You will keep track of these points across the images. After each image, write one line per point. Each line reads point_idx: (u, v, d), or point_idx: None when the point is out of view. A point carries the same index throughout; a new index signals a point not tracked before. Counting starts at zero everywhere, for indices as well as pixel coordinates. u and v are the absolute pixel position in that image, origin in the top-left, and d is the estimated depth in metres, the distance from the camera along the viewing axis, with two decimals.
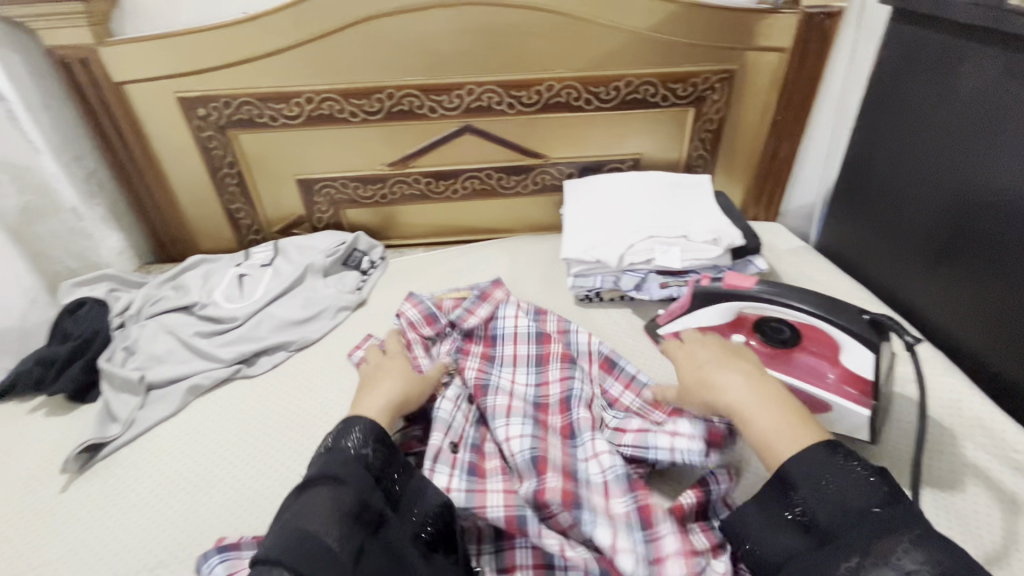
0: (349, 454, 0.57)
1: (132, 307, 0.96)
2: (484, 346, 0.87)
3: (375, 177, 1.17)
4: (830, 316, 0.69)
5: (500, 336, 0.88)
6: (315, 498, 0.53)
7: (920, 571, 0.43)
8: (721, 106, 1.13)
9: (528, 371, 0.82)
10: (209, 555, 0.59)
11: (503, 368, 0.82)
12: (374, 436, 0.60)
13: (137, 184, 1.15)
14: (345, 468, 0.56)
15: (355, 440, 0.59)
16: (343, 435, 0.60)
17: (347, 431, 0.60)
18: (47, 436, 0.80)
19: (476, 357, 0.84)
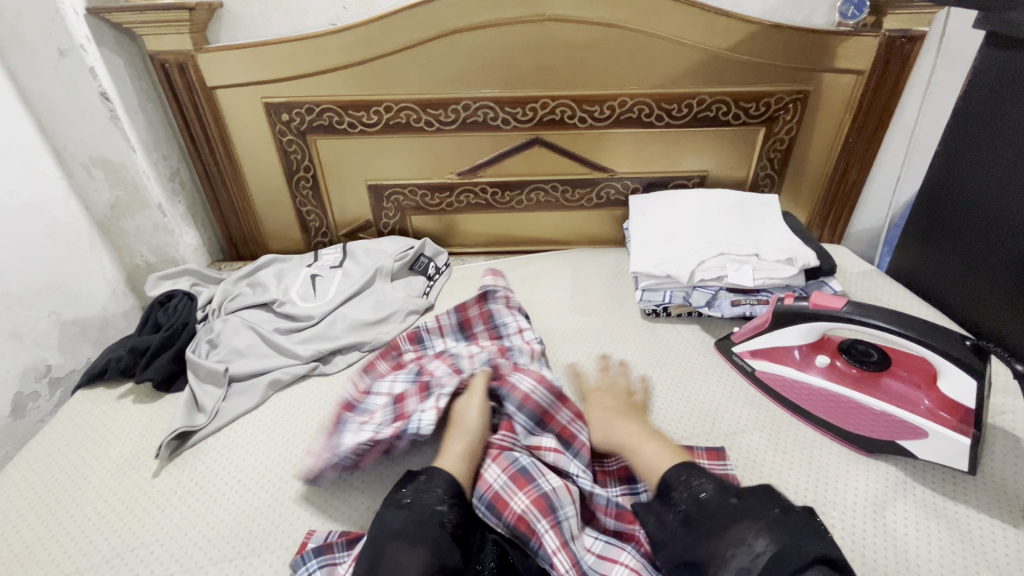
0: (430, 513, 0.59)
1: (213, 303, 1.00)
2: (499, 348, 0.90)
3: (443, 185, 1.20)
4: (929, 340, 0.67)
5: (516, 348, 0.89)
6: (399, 553, 0.55)
7: (766, 550, 0.51)
8: (792, 126, 1.12)
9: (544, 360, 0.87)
10: (307, 557, 0.61)
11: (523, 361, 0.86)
12: (450, 491, 0.63)
13: (216, 183, 1.20)
14: (423, 526, 0.58)
15: (436, 496, 0.62)
16: (428, 489, 0.63)
17: (429, 483, 0.63)
18: (138, 421, 0.83)
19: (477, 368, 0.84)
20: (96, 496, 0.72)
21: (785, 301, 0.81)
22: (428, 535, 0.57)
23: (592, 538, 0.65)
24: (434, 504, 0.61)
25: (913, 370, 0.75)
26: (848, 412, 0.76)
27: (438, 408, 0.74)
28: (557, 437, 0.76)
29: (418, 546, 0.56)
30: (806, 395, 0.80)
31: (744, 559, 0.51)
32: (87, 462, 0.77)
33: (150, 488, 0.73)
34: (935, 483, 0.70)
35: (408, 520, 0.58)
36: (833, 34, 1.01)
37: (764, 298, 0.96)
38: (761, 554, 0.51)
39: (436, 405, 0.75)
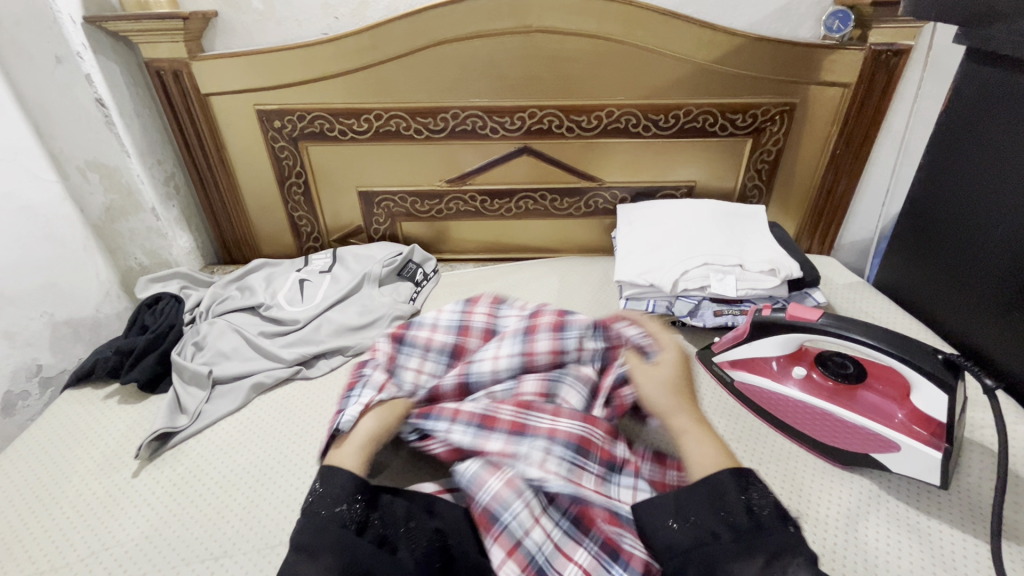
0: (332, 515, 0.58)
1: (201, 306, 1.01)
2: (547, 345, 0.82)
3: (434, 192, 1.21)
4: (900, 353, 0.66)
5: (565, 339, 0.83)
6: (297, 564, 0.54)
7: None
8: (779, 137, 1.13)
9: (513, 341, 0.84)
10: None
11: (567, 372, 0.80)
12: (354, 488, 0.61)
13: (210, 188, 1.22)
14: (321, 531, 0.56)
15: (338, 495, 0.60)
16: (328, 490, 0.60)
17: (331, 484, 0.61)
18: (123, 422, 0.84)
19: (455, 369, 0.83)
20: (76, 495, 0.73)
21: (763, 312, 0.81)
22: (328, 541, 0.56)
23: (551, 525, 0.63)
24: (338, 504, 0.59)
25: (888, 383, 0.75)
26: (823, 424, 0.75)
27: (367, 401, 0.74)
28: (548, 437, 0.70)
29: (321, 556, 0.54)
30: (782, 406, 0.79)
31: None
32: (69, 462, 0.78)
33: (129, 488, 0.74)
34: (908, 497, 0.70)
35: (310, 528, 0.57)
36: (818, 48, 1.02)
37: (746, 308, 0.97)
38: None
39: (363, 401, 0.74)
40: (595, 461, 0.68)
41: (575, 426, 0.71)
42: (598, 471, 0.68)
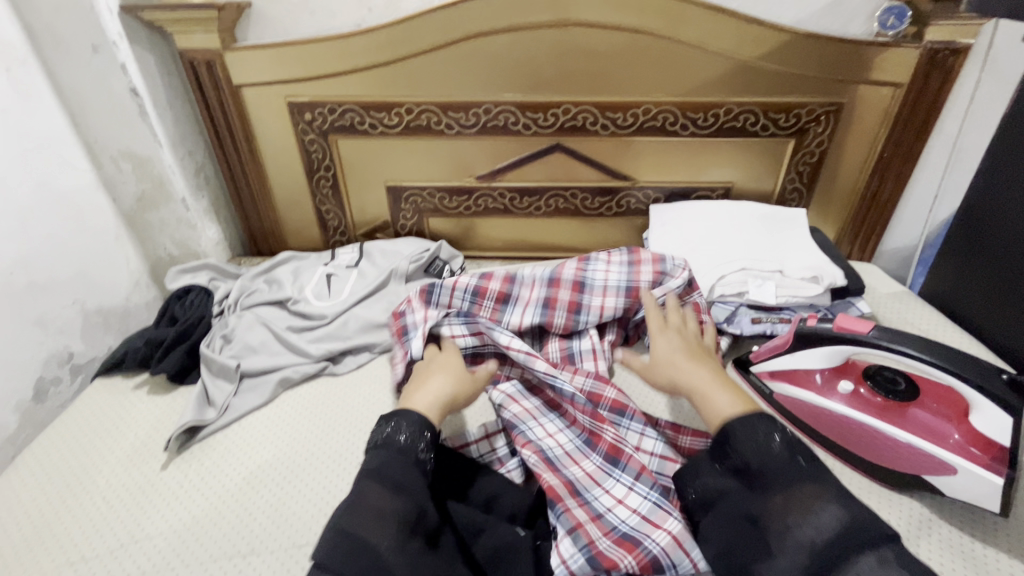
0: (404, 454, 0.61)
1: (230, 297, 1.00)
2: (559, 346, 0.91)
3: (462, 189, 1.19)
4: (961, 371, 0.62)
5: (578, 354, 0.89)
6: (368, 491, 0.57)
7: (835, 521, 0.52)
8: (824, 138, 1.08)
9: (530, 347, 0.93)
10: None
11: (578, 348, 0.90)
12: (422, 423, 0.64)
13: (239, 179, 1.21)
14: (397, 465, 0.60)
15: (407, 432, 0.63)
16: (404, 425, 0.63)
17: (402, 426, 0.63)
18: (151, 414, 0.84)
19: (492, 294, 0.92)
20: (106, 488, 0.73)
21: (807, 322, 0.78)
22: (400, 474, 0.59)
23: (614, 522, 0.66)
24: (404, 441, 0.62)
25: (944, 402, 0.71)
26: (871, 444, 0.72)
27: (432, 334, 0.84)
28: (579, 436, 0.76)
29: (393, 488, 0.58)
30: (826, 423, 0.76)
31: (811, 530, 0.53)
32: (99, 453, 0.78)
33: (158, 481, 0.74)
34: (963, 523, 0.66)
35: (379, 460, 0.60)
36: (870, 46, 0.97)
37: (787, 317, 0.93)
38: (827, 525, 0.52)
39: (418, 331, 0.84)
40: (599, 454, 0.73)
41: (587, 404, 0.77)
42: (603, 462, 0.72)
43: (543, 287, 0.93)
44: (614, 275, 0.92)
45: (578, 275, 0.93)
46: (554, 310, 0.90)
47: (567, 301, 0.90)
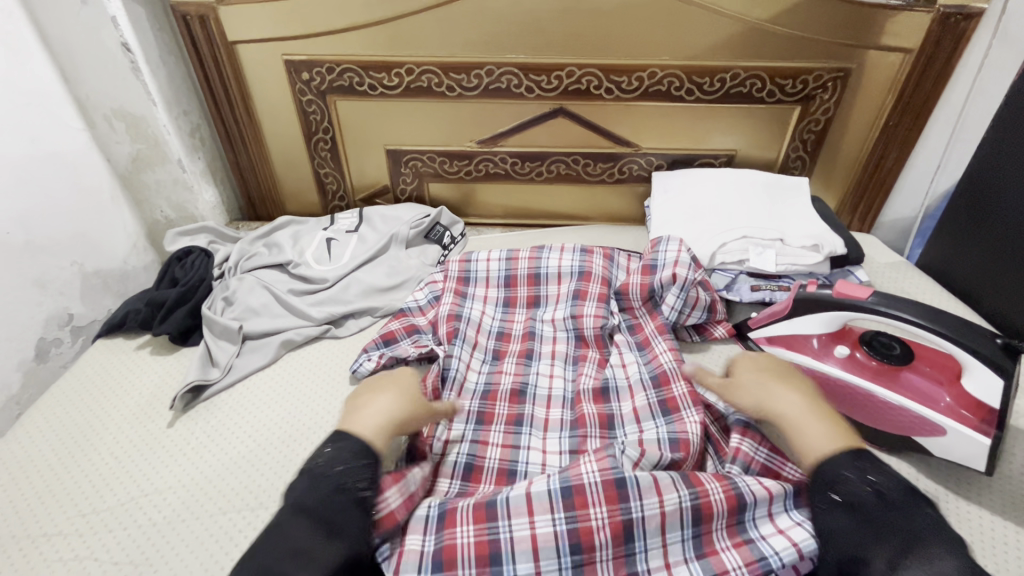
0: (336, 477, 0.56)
1: (229, 260, 1.00)
2: (597, 350, 0.84)
3: (463, 153, 1.18)
4: (955, 336, 0.64)
5: (613, 390, 0.78)
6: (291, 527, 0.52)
7: None
8: (829, 106, 1.08)
9: (566, 368, 0.83)
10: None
11: (615, 368, 0.81)
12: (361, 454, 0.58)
13: (236, 140, 1.19)
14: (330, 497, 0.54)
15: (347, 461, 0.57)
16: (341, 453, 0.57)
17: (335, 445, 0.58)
18: (155, 372, 0.85)
19: (521, 303, 0.94)
20: (113, 443, 0.74)
21: (808, 288, 0.77)
22: (334, 514, 0.53)
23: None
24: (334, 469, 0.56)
25: (937, 366, 0.72)
26: (863, 406, 0.73)
27: (419, 348, 0.83)
28: (573, 530, 0.58)
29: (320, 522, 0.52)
30: (821, 385, 0.77)
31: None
32: (104, 410, 0.79)
33: (164, 438, 0.75)
34: (949, 481, 0.69)
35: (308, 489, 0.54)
36: (881, 9, 0.95)
37: (785, 285, 0.94)
38: None
39: (377, 359, 0.82)
40: (602, 541, 0.58)
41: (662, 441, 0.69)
42: (614, 551, 0.58)
43: (571, 282, 0.93)
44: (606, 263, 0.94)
45: (605, 272, 0.94)
46: (585, 300, 0.89)
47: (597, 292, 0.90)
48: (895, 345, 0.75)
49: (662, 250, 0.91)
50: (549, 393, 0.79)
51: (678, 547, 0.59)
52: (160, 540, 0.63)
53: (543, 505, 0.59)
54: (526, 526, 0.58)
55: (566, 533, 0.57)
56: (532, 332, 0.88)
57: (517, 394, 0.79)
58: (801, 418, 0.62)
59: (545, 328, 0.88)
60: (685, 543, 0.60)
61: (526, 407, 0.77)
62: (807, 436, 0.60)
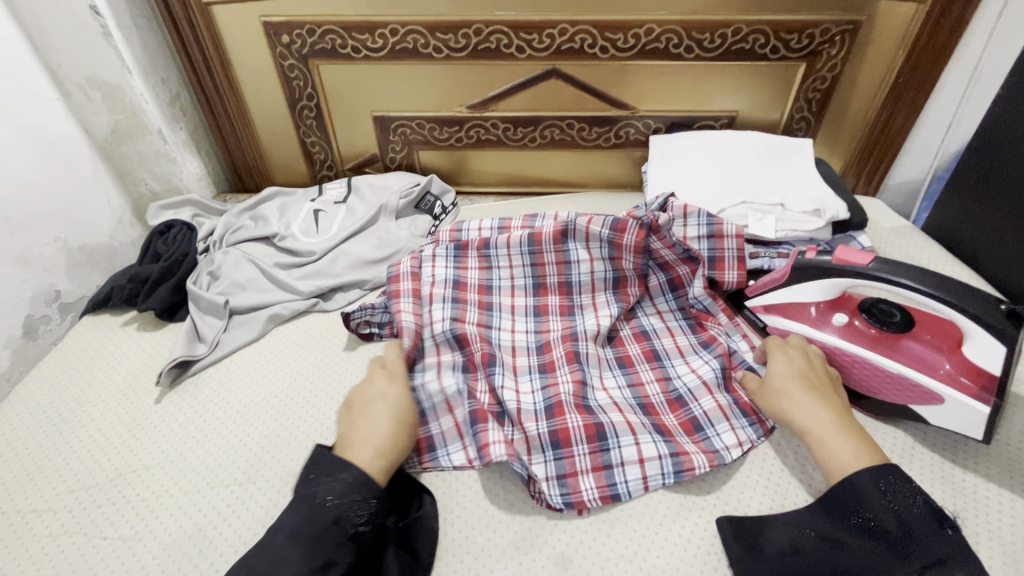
0: (331, 518, 0.53)
1: (214, 234, 0.98)
2: (558, 297, 0.86)
3: (453, 119, 1.14)
4: (958, 303, 0.61)
5: (580, 334, 0.79)
6: (283, 558, 0.50)
7: None
8: (837, 62, 1.03)
9: (527, 320, 0.84)
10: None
11: (584, 314, 0.84)
12: (361, 487, 0.55)
13: (218, 109, 1.15)
14: (320, 535, 0.52)
15: (339, 496, 0.54)
16: (337, 487, 0.55)
17: (339, 467, 0.56)
18: (142, 349, 0.84)
19: (474, 248, 0.88)
20: (101, 420, 0.74)
21: (807, 254, 0.75)
22: (325, 547, 0.51)
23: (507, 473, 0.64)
24: (334, 499, 0.54)
25: (937, 333, 0.69)
26: (861, 373, 0.71)
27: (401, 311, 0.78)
28: (558, 467, 0.65)
29: (305, 549, 0.51)
30: (817, 352, 0.75)
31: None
32: (91, 387, 0.79)
33: (152, 414, 0.74)
34: (946, 451, 0.68)
35: (303, 522, 0.52)
36: None
37: (785, 252, 0.89)
38: None
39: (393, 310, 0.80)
40: (583, 459, 0.66)
41: (631, 402, 0.73)
42: (590, 449, 0.66)
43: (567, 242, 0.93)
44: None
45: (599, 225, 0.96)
46: (540, 245, 0.85)
47: (585, 231, 0.83)
48: (894, 311, 0.72)
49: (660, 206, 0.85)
50: (514, 342, 0.80)
51: (651, 447, 0.66)
52: (148, 515, 0.63)
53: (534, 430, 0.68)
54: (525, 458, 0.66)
55: (554, 468, 0.65)
56: (486, 282, 0.87)
57: (485, 340, 0.78)
58: (823, 433, 0.60)
59: (504, 278, 0.87)
60: (658, 444, 0.67)
61: (496, 352, 0.77)
62: (831, 448, 0.58)
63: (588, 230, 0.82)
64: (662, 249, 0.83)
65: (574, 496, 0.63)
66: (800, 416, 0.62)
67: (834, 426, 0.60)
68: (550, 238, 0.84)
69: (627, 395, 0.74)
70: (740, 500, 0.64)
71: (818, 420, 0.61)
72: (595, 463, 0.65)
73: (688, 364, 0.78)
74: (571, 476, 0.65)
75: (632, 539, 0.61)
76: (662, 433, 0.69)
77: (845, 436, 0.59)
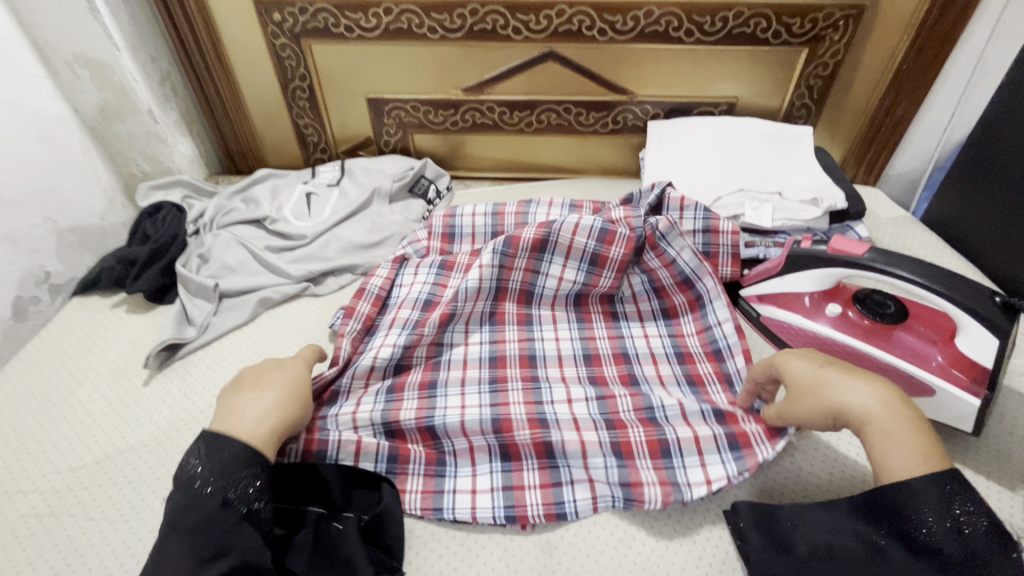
0: (214, 502, 0.50)
1: (205, 217, 0.97)
2: (517, 306, 0.83)
3: (448, 102, 1.12)
4: (954, 295, 0.60)
5: (541, 358, 0.78)
6: (173, 550, 0.48)
7: None
8: (839, 48, 1.01)
9: (483, 331, 0.81)
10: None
11: (544, 328, 0.82)
12: (244, 460, 0.52)
13: (208, 89, 1.13)
14: (204, 520, 0.49)
15: (215, 478, 0.51)
16: (212, 466, 0.52)
17: (209, 454, 0.53)
18: (131, 331, 0.83)
19: (458, 267, 0.86)
20: (89, 401, 0.73)
21: (802, 244, 0.75)
22: (216, 533, 0.49)
23: (445, 500, 0.64)
24: (211, 485, 0.51)
25: (931, 325, 0.69)
26: (852, 364, 0.71)
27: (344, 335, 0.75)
28: (505, 483, 0.64)
29: (191, 538, 0.49)
30: (809, 342, 0.75)
31: None
32: (80, 369, 0.78)
33: (140, 397, 0.74)
34: (936, 442, 0.68)
35: (184, 510, 0.50)
36: None
37: (781, 241, 0.88)
38: None
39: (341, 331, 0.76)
40: (529, 477, 0.65)
41: (594, 416, 0.69)
42: (539, 464, 0.65)
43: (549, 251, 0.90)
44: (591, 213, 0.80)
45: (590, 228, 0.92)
46: (516, 250, 0.79)
47: (566, 245, 0.80)
48: (889, 303, 0.72)
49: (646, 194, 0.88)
50: (465, 356, 0.77)
51: (602, 471, 0.64)
52: (137, 498, 0.63)
53: (482, 451, 0.67)
54: (468, 475, 0.66)
55: (500, 484, 0.64)
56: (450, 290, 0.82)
57: (432, 361, 0.76)
58: (888, 424, 0.52)
59: (472, 283, 0.78)
60: (610, 470, 0.64)
61: (439, 373, 0.75)
62: (892, 452, 0.51)
63: (570, 245, 0.80)
64: (659, 268, 0.83)
65: (516, 513, 0.62)
66: (861, 402, 0.54)
67: (903, 429, 0.52)
68: (528, 245, 0.79)
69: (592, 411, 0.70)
70: (728, 491, 0.65)
71: (889, 417, 0.52)
72: (544, 480, 0.64)
73: (666, 392, 0.73)
74: (517, 488, 0.64)
75: (615, 530, 0.62)
76: (620, 455, 0.65)
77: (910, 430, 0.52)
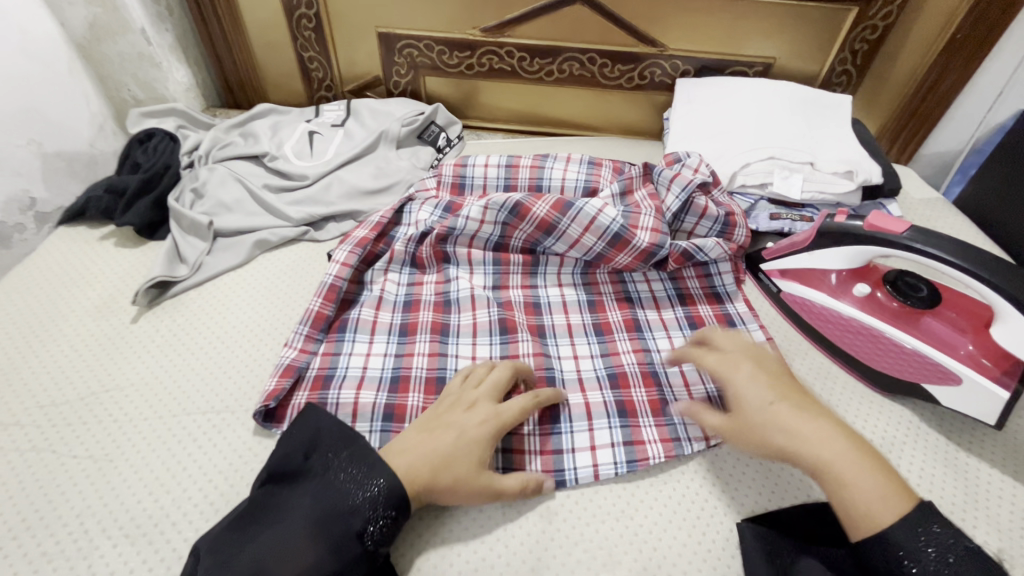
0: (354, 527, 0.48)
1: (200, 149, 0.92)
2: (520, 256, 0.79)
3: (464, 42, 1.04)
4: (996, 281, 0.57)
5: (546, 304, 0.77)
6: (296, 540, 0.47)
7: None
8: (892, 9, 0.94)
9: (485, 272, 0.78)
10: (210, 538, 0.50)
11: (548, 271, 0.80)
12: (392, 499, 0.50)
13: (206, 12, 1.05)
14: (337, 530, 0.48)
15: (367, 496, 0.49)
16: (361, 476, 0.50)
17: (368, 473, 0.51)
18: (119, 265, 0.79)
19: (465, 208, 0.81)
20: (73, 335, 0.70)
21: (837, 217, 0.69)
22: (339, 546, 0.47)
23: None
24: (359, 502, 0.49)
25: (963, 313, 0.66)
26: (875, 347, 0.68)
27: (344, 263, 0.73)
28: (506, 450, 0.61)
29: (318, 536, 0.47)
30: (831, 324, 0.72)
31: None
32: (64, 301, 0.74)
33: (127, 333, 0.71)
34: (951, 433, 0.65)
35: (329, 509, 0.48)
36: None
37: (807, 215, 0.85)
38: None
39: (341, 259, 0.74)
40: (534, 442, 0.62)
41: (600, 373, 0.69)
42: (542, 427, 0.63)
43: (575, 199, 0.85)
44: (610, 213, 0.74)
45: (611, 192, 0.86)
46: (522, 219, 0.75)
47: (573, 237, 0.75)
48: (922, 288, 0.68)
49: (683, 163, 0.85)
50: (473, 295, 0.74)
51: (605, 434, 0.63)
52: (121, 437, 0.60)
53: None
54: None
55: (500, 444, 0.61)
56: (449, 227, 0.76)
57: (441, 304, 0.74)
58: (840, 470, 0.48)
59: (471, 227, 0.76)
60: (613, 431, 0.63)
61: (450, 317, 0.73)
62: (855, 488, 0.47)
63: (578, 238, 0.75)
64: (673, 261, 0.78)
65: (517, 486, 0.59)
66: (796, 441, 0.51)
67: (854, 460, 0.48)
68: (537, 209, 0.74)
69: (597, 365, 0.70)
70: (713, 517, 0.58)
71: (824, 447, 0.49)
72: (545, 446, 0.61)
73: (669, 339, 0.73)
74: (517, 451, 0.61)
75: (619, 495, 0.59)
76: (623, 414, 0.65)
77: (866, 468, 0.48)
